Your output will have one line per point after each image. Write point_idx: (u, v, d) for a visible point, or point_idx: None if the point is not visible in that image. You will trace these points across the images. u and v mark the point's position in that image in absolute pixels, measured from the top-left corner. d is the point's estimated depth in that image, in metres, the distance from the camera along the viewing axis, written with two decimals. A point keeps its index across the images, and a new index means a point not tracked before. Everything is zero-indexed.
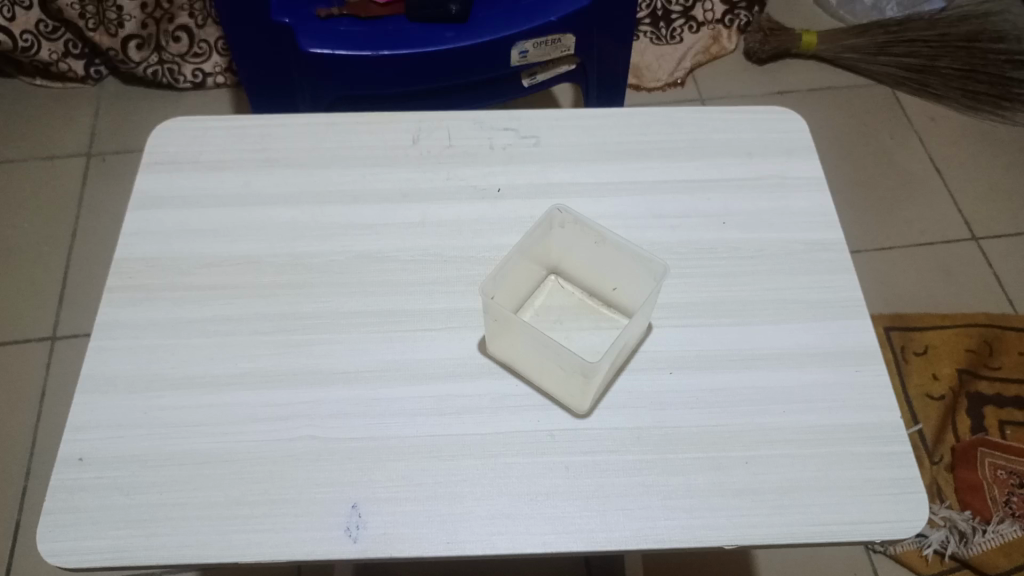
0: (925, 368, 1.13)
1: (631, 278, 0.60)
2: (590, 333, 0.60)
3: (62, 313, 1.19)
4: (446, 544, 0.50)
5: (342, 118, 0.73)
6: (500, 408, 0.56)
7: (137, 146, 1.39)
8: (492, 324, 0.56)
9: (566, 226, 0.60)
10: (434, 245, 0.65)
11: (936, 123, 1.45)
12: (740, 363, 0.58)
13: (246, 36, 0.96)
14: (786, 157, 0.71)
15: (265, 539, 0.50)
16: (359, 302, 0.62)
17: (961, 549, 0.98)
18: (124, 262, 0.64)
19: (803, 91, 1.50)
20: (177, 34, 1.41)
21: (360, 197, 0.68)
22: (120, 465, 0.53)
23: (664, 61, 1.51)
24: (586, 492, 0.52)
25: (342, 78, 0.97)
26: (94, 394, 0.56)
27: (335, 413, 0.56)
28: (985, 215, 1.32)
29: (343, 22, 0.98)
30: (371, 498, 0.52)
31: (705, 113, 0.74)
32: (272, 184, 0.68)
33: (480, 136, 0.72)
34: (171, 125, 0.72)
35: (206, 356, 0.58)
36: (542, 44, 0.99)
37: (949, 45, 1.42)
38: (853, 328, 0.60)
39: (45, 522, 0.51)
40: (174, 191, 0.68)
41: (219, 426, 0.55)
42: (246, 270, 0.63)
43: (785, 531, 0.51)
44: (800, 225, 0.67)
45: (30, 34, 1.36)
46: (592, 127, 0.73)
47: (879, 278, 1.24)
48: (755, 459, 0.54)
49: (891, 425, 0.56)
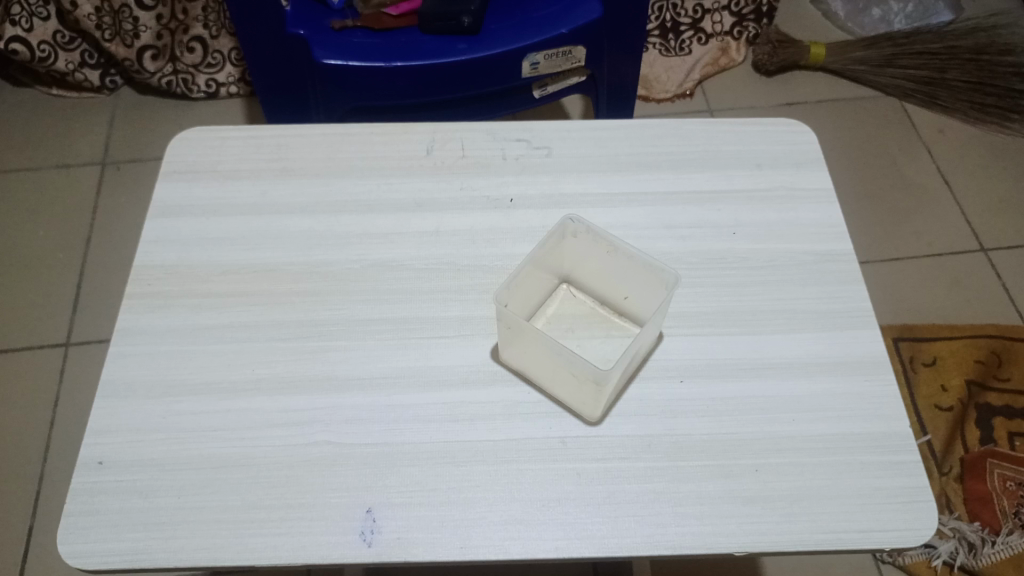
0: (933, 379, 1.13)
1: (642, 288, 0.61)
2: (601, 342, 0.61)
3: (76, 319, 1.20)
4: (459, 549, 0.51)
5: (357, 130, 0.74)
6: (511, 415, 0.57)
7: (153, 154, 1.41)
8: (504, 331, 0.57)
9: (578, 236, 0.61)
10: (446, 254, 0.66)
11: (943, 135, 1.45)
12: (749, 372, 0.59)
13: (263, 47, 0.98)
14: (795, 169, 0.72)
15: (282, 543, 0.51)
16: (374, 310, 0.63)
17: (970, 560, 0.98)
18: (143, 270, 0.65)
19: (811, 102, 1.50)
20: (191, 45, 1.43)
21: (374, 206, 0.69)
22: (139, 468, 0.54)
23: (673, 72, 1.53)
24: (598, 499, 0.53)
25: (354, 89, 0.99)
26: (114, 400, 0.58)
27: (349, 418, 0.57)
28: (993, 226, 1.32)
29: (357, 34, 0.99)
30: (384, 503, 0.53)
31: (715, 124, 0.75)
32: (289, 194, 0.70)
33: (493, 146, 0.73)
34: (189, 135, 0.74)
35: (224, 362, 0.59)
36: (552, 55, 1.00)
37: (957, 57, 1.44)
38: (861, 340, 0.61)
39: (66, 523, 0.52)
40: (192, 200, 0.69)
41: (237, 431, 0.56)
42: (264, 278, 0.64)
43: (794, 539, 0.52)
44: (810, 236, 0.67)
45: (47, 44, 1.38)
46: (603, 139, 0.74)
47: (887, 288, 1.25)
48: (765, 466, 0.55)
49: (899, 435, 0.56)
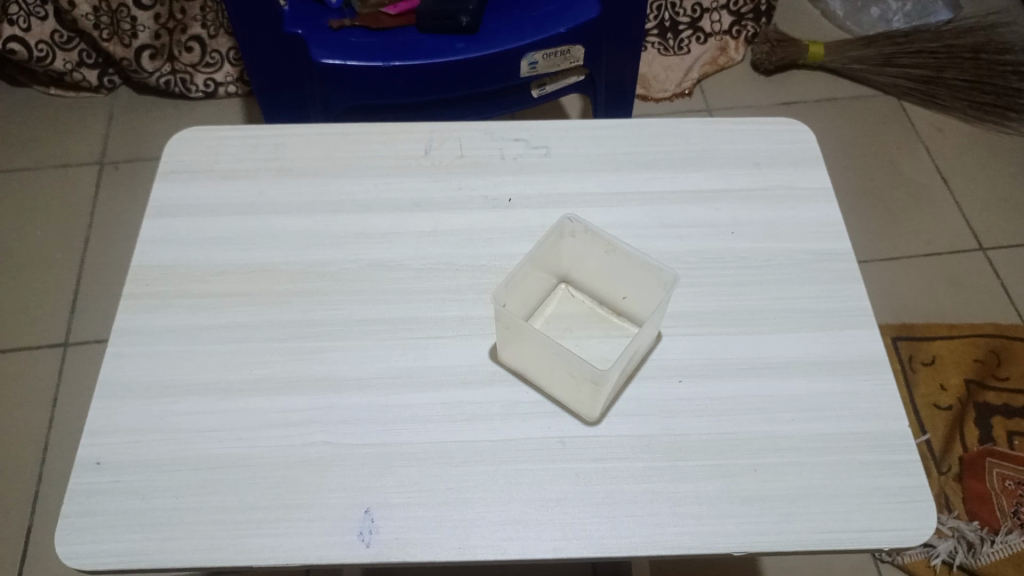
0: (932, 378, 1.13)
1: (640, 287, 0.61)
2: (600, 342, 0.61)
3: (75, 319, 1.20)
4: (457, 550, 0.51)
5: (355, 130, 0.74)
6: (510, 415, 0.57)
7: (151, 154, 1.40)
8: (503, 331, 0.57)
9: (576, 235, 0.61)
10: (445, 254, 0.66)
11: (942, 133, 1.45)
12: (748, 372, 0.59)
13: (260, 46, 0.98)
14: (793, 168, 0.72)
15: (279, 543, 0.51)
16: (372, 310, 0.62)
17: (969, 559, 0.98)
18: (140, 271, 0.65)
19: (809, 101, 1.50)
20: (189, 44, 1.43)
21: (372, 206, 0.69)
22: (137, 469, 0.54)
23: (672, 71, 1.53)
24: (596, 500, 0.53)
25: (353, 89, 0.98)
26: (111, 400, 0.57)
27: (346, 418, 0.57)
28: (992, 225, 1.32)
29: (355, 33, 0.99)
30: (382, 503, 0.53)
31: (713, 123, 0.75)
32: (286, 194, 0.70)
33: (491, 146, 0.73)
34: (186, 135, 0.74)
35: (221, 362, 0.59)
36: (550, 55, 1.00)
37: (956, 56, 1.44)
38: (859, 339, 0.61)
39: (63, 524, 0.52)
40: (189, 200, 0.69)
41: (234, 432, 0.56)
42: (262, 278, 0.64)
43: (793, 539, 0.52)
44: (808, 235, 0.67)
45: (45, 44, 1.38)
46: (601, 138, 0.74)
47: (885, 287, 1.25)
48: (764, 466, 0.54)
49: (897, 434, 0.56)
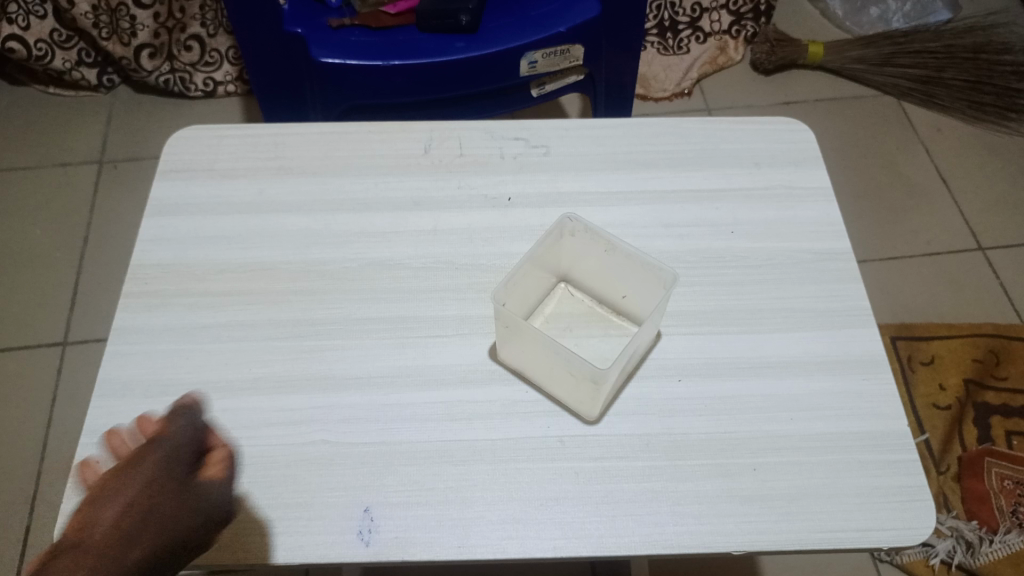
0: (931, 378, 1.14)
1: (640, 287, 0.61)
2: (599, 341, 0.61)
3: (74, 318, 1.20)
4: (457, 548, 0.51)
5: (355, 129, 0.74)
6: (510, 414, 0.57)
7: (150, 153, 1.40)
8: (502, 330, 0.57)
9: (576, 235, 0.61)
10: (444, 253, 0.66)
11: (941, 133, 1.45)
12: (748, 371, 0.59)
13: (260, 46, 0.97)
14: (793, 167, 0.72)
15: (278, 542, 0.51)
16: (372, 309, 0.62)
17: (968, 559, 0.98)
18: (139, 269, 0.65)
19: (809, 101, 1.51)
20: (188, 43, 1.43)
21: (372, 205, 0.69)
22: None
23: (671, 71, 1.53)
24: (596, 499, 0.53)
25: (353, 88, 0.98)
26: (111, 399, 0.57)
27: (345, 417, 0.57)
28: (991, 225, 1.32)
29: (355, 32, 0.99)
30: (382, 502, 0.53)
31: (713, 123, 0.75)
32: (285, 192, 0.70)
33: (491, 145, 0.73)
34: (186, 133, 0.74)
35: (221, 361, 0.59)
36: (550, 55, 1.00)
37: (955, 56, 1.45)
38: (858, 338, 0.61)
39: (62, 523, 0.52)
40: (189, 199, 0.69)
41: (234, 431, 0.56)
42: (261, 277, 0.64)
43: (793, 538, 0.52)
44: (808, 235, 0.67)
45: (44, 43, 1.37)
46: (601, 137, 0.74)
47: (884, 287, 1.25)
48: (763, 465, 0.54)
49: (896, 433, 0.56)
